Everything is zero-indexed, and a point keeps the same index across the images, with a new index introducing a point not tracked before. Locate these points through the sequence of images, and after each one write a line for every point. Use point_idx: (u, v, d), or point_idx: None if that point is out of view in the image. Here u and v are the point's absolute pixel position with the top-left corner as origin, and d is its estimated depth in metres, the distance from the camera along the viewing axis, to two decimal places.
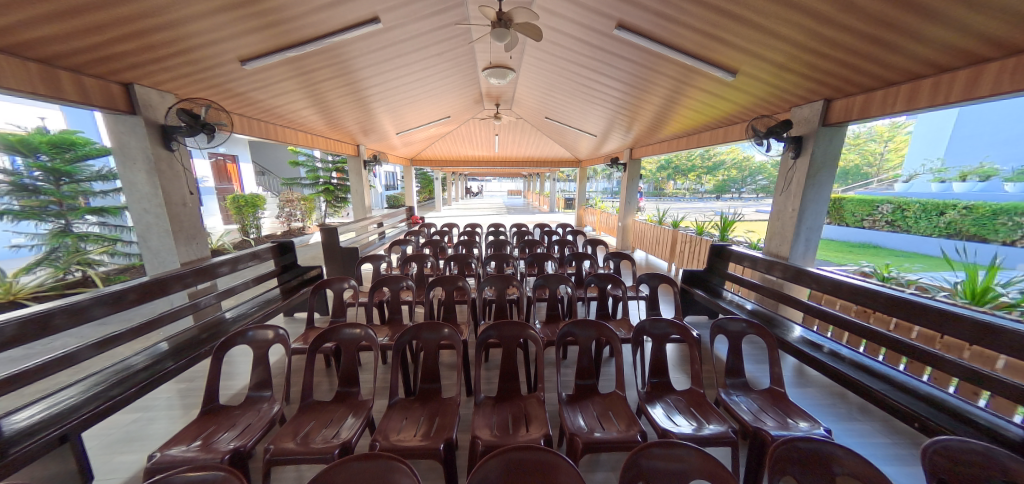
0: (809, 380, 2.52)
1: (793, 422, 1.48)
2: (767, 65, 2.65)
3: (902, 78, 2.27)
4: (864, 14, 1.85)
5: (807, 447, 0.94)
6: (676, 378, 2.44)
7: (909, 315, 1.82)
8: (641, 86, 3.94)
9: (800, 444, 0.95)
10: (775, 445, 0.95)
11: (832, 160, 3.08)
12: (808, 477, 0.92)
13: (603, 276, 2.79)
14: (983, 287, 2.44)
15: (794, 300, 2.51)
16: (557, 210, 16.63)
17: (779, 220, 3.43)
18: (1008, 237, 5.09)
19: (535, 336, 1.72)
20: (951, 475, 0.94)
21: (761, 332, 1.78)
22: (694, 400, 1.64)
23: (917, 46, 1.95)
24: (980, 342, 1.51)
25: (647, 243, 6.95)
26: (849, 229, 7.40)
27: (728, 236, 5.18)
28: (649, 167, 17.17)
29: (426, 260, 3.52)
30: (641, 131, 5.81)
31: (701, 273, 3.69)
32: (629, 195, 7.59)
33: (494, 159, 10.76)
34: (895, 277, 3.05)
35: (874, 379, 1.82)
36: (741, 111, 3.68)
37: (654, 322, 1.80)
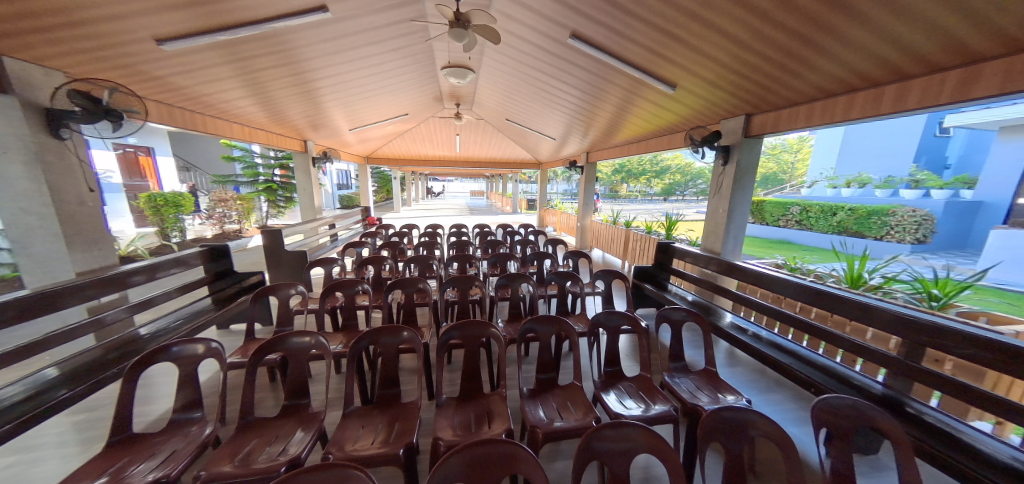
0: (738, 360, 2.86)
1: (724, 396, 1.69)
2: (701, 81, 2.96)
3: (804, 99, 2.68)
4: (775, 41, 2.15)
5: (731, 417, 1.07)
6: (628, 366, 2.63)
7: (812, 299, 2.16)
8: (595, 94, 4.18)
9: (725, 414, 1.07)
10: (706, 416, 1.07)
11: (753, 167, 3.52)
12: (733, 441, 1.05)
13: (563, 273, 2.90)
14: (858, 274, 2.94)
15: (726, 291, 2.83)
16: (519, 211, 16.91)
17: (713, 219, 3.83)
18: (879, 232, 6.55)
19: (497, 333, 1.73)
20: (833, 426, 1.15)
21: (699, 319, 1.99)
22: (643, 385, 1.77)
23: (816, 72, 2.30)
24: (853, 316, 1.89)
25: (603, 242, 7.34)
26: (769, 227, 8.44)
27: (673, 234, 5.67)
28: (605, 171, 18.12)
29: (384, 262, 3.39)
30: (597, 136, 6.13)
31: (651, 268, 4.00)
32: (586, 196, 7.97)
33: (456, 159, 10.63)
34: (799, 268, 3.59)
35: (785, 355, 2.11)
36: (681, 121, 4.07)
37: (608, 314, 1.92)
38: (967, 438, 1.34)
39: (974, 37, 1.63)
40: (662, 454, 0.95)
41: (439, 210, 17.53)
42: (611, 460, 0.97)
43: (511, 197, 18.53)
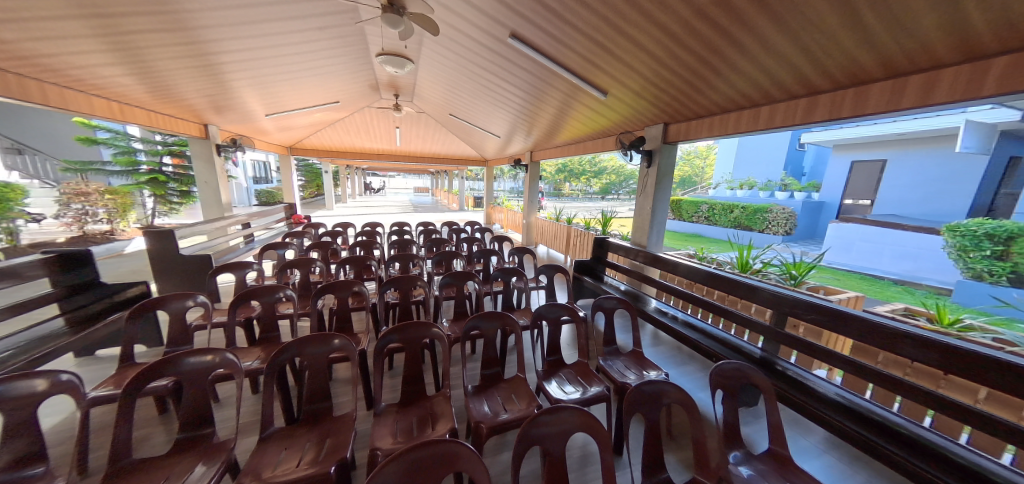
0: (659, 340, 3.24)
1: (648, 373, 1.90)
2: (628, 90, 3.25)
3: (708, 112, 3.13)
4: (685, 59, 2.46)
5: (649, 390, 1.18)
6: (567, 354, 2.81)
7: (718, 284, 2.57)
8: (536, 95, 4.31)
9: (644, 389, 1.18)
10: (630, 391, 1.17)
11: (672, 171, 4.00)
12: (652, 412, 1.18)
13: (508, 270, 2.94)
14: (747, 261, 3.53)
15: (652, 280, 3.18)
16: (466, 208, 16.70)
17: (640, 216, 4.25)
18: (762, 226, 8.05)
19: (439, 333, 1.70)
20: (726, 388, 1.34)
21: (628, 306, 2.20)
22: (581, 370, 1.90)
23: (717, 89, 2.69)
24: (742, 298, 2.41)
25: (547, 239, 7.65)
26: (686, 223, 9.67)
27: (609, 230, 6.15)
28: (549, 170, 18.79)
29: (313, 265, 3.07)
30: (539, 136, 6.32)
31: (589, 262, 4.31)
32: (531, 194, 8.19)
33: (396, 153, 10.05)
34: (707, 257, 4.20)
35: (695, 332, 2.48)
36: (614, 126, 4.41)
37: (549, 306, 2.00)
38: (811, 383, 1.81)
39: (817, 71, 2.11)
40: (592, 429, 1.04)
41: (379, 207, 16.40)
42: (546, 443, 1.02)
43: (457, 194, 18.21)
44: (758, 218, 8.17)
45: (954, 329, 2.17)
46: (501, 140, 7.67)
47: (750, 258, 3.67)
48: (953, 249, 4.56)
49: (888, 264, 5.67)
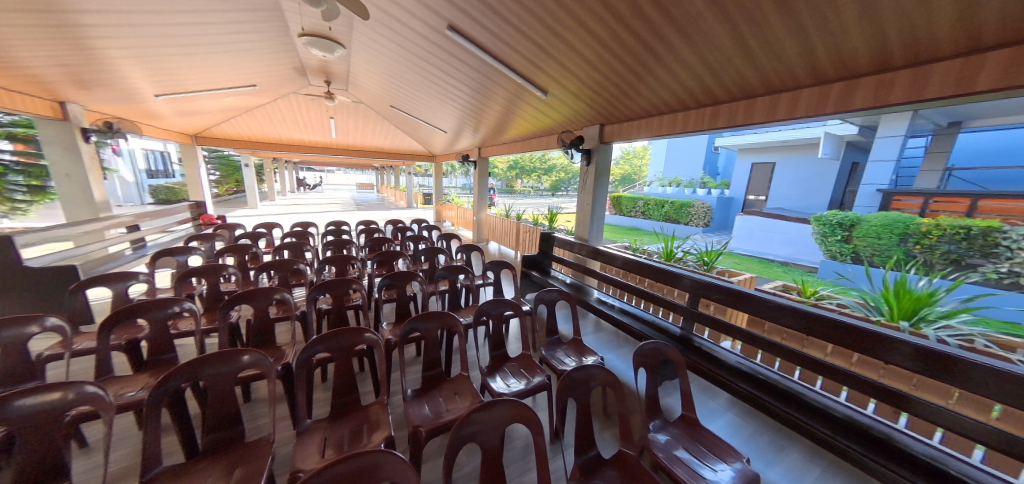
0: (599, 327, 3.46)
1: (586, 360, 2.02)
2: (566, 91, 3.39)
3: (637, 115, 3.44)
4: (615, 65, 2.64)
5: (579, 375, 1.24)
6: (513, 348, 2.86)
7: (649, 273, 2.82)
8: (481, 91, 4.27)
9: (575, 375, 1.24)
10: (561, 378, 1.22)
11: (609, 169, 4.28)
12: (583, 394, 1.26)
13: (453, 268, 2.88)
14: (670, 250, 3.97)
15: (594, 272, 3.38)
16: (415, 205, 15.95)
17: (582, 211, 4.49)
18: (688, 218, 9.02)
19: (372, 338, 1.57)
20: (648, 366, 1.48)
21: (568, 298, 2.30)
22: (524, 363, 1.94)
23: (643, 95, 2.95)
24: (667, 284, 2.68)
25: (498, 235, 7.69)
26: (624, 217, 10.48)
27: (556, 226, 6.39)
28: (500, 167, 18.81)
29: (226, 272, 2.67)
30: (487, 132, 6.27)
31: (536, 256, 4.42)
32: (481, 191, 8.12)
33: (332, 146, 9.19)
34: (640, 248, 4.61)
35: (630, 318, 2.71)
36: (557, 125, 4.57)
37: (492, 303, 1.99)
38: (719, 354, 2.11)
39: (719, 85, 2.45)
40: (522, 418, 1.07)
41: (314, 205, 14.87)
42: (479, 439, 1.02)
43: (405, 191, 17.32)
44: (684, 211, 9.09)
45: (812, 298, 2.72)
46: (448, 136, 7.44)
47: (674, 247, 4.11)
48: (818, 236, 5.62)
49: (777, 248, 6.77)
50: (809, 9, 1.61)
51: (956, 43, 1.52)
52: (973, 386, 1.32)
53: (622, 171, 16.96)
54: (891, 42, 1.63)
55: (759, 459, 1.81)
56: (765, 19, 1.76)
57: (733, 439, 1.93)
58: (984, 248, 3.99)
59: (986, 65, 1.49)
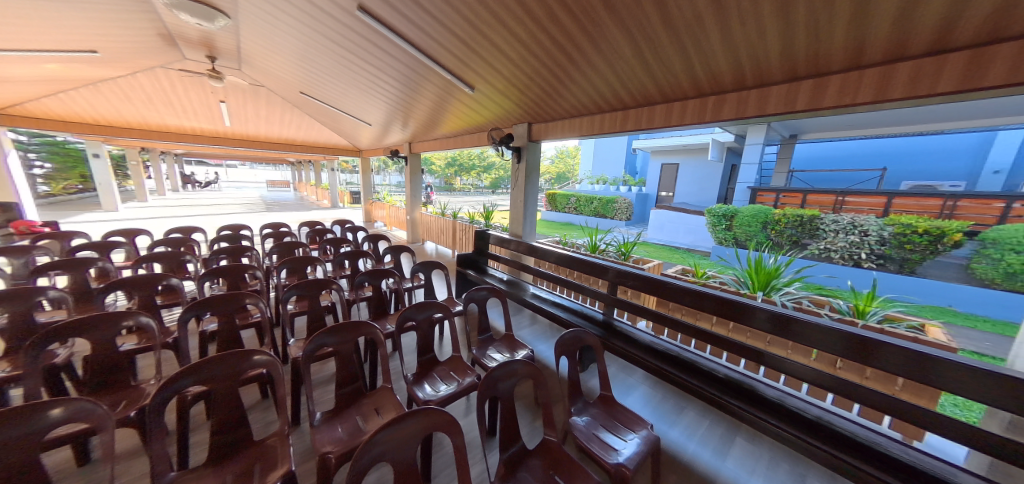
0: (534, 320, 3.57)
1: (516, 354, 2.06)
2: (493, 88, 3.36)
3: (561, 116, 3.63)
4: (536, 65, 2.72)
5: (500, 373, 1.22)
6: (443, 351, 2.77)
7: (578, 266, 2.99)
8: (407, 84, 4.00)
9: (497, 374, 1.21)
10: (483, 376, 1.18)
11: (538, 167, 4.41)
12: (505, 391, 1.24)
13: (377, 272, 2.63)
14: (594, 243, 4.30)
15: (530, 269, 3.45)
16: (341, 205, 14.39)
17: (515, 208, 4.57)
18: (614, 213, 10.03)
19: (265, 360, 1.32)
20: (568, 352, 1.55)
21: (499, 295, 2.30)
22: (454, 365, 1.89)
23: (566, 96, 3.11)
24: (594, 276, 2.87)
25: (434, 234, 7.39)
26: (558, 213, 11.07)
27: (492, 223, 6.40)
28: (438, 163, 17.97)
29: (49, 295, 2.02)
30: (418, 128, 5.93)
31: (471, 255, 4.36)
32: (413, 188, 7.67)
33: (226, 134, 7.71)
34: (570, 242, 4.89)
35: (561, 311, 2.82)
36: (487, 122, 4.54)
37: (418, 307, 1.86)
38: (635, 337, 2.32)
39: (626, 92, 2.72)
40: (438, 426, 1.02)
41: (207, 205, 12.34)
42: (388, 456, 0.94)
43: (328, 189, 15.49)
44: (610, 207, 10.09)
45: (703, 279, 3.22)
46: (374, 129, 6.83)
47: (599, 240, 4.45)
48: (709, 225, 6.60)
49: (682, 237, 7.84)
50: (688, 33, 1.88)
51: (784, 71, 1.95)
52: (805, 340, 1.70)
53: (556, 170, 17.81)
54: (745, 67, 2.01)
55: (664, 424, 2.06)
56: (656, 38, 2.00)
57: (644, 410, 2.18)
58: (810, 230, 5.35)
59: (801, 91, 1.96)
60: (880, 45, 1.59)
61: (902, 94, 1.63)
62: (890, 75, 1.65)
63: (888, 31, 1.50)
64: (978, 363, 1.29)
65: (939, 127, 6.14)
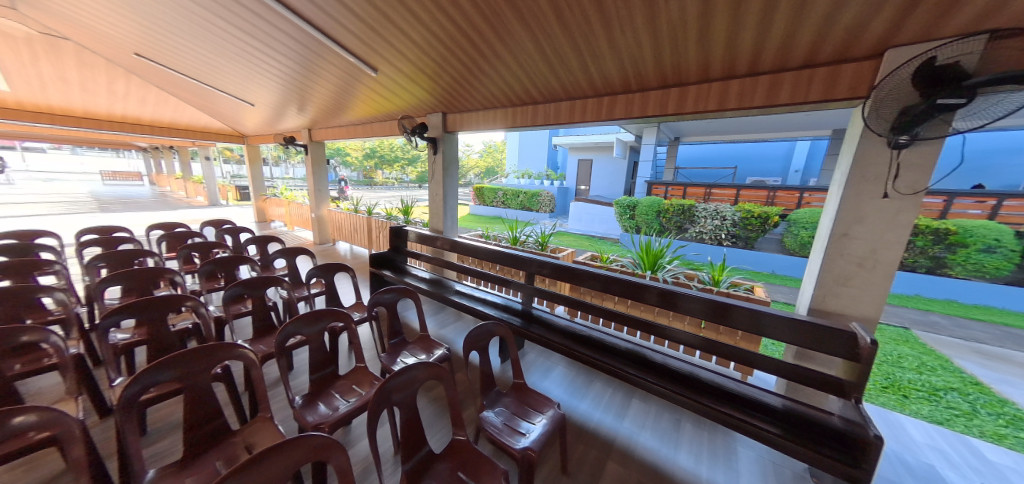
0: (456, 317, 3.49)
1: (426, 355, 1.97)
2: (399, 72, 3.07)
3: (474, 108, 3.56)
4: (443, 52, 2.58)
5: (396, 380, 1.12)
6: (343, 364, 2.50)
7: (499, 259, 3.01)
8: (302, 62, 3.35)
9: (393, 382, 1.11)
10: (379, 385, 1.08)
11: (455, 160, 4.27)
12: (404, 398, 1.15)
13: (259, 280, 2.18)
14: (515, 236, 4.41)
15: (453, 265, 3.32)
16: (223, 203, 11.69)
17: (434, 202, 4.35)
18: (538, 206, 10.42)
19: (38, 420, 0.98)
20: (477, 345, 1.53)
21: (411, 295, 2.15)
22: (358, 377, 1.72)
23: (478, 87, 3.05)
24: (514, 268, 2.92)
25: (347, 233, 6.59)
26: (487, 207, 11.07)
27: (412, 219, 5.99)
28: (354, 155, 15.49)
29: None
30: (317, 112, 5.11)
31: (387, 254, 4.01)
32: (317, 182, 6.62)
33: (12, 103, 5.43)
34: (492, 235, 4.91)
35: (485, 306, 2.79)
36: (398, 110, 4.19)
37: (307, 319, 1.61)
38: (555, 325, 2.42)
39: (534, 87, 2.81)
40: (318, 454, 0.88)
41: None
42: None
43: (203, 182, 12.42)
44: (535, 201, 10.42)
45: (609, 263, 3.58)
46: (260, 111, 5.63)
47: (519, 232, 4.57)
48: (617, 215, 7.43)
49: (596, 227, 8.64)
50: (581, 36, 2.03)
51: (657, 79, 2.26)
52: (682, 308, 2.02)
53: (484, 163, 17.74)
54: (628, 72, 2.27)
55: (576, 399, 2.23)
56: (554, 36, 2.09)
57: (559, 389, 2.33)
58: (689, 217, 6.43)
59: (670, 97, 2.31)
60: (720, 64, 1.96)
61: (735, 105, 2.07)
62: (727, 89, 2.07)
63: (724, 52, 1.85)
64: (782, 313, 1.72)
65: (767, 136, 8.06)
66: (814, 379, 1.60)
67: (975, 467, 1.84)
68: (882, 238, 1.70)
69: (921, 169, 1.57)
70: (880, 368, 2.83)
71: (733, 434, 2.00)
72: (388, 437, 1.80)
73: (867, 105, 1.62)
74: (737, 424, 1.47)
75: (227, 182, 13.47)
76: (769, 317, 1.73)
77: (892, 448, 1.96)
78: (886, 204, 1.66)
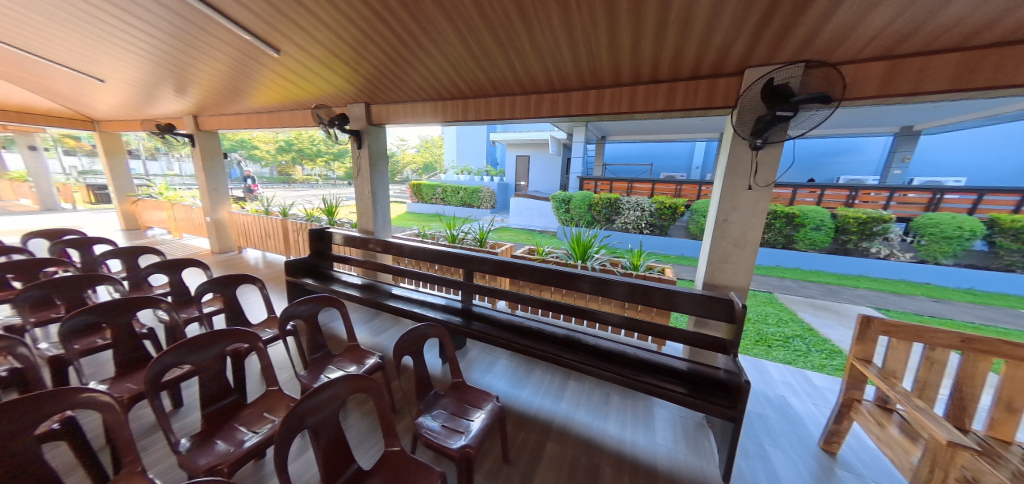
0: (391, 322, 3.29)
1: (351, 367, 1.82)
2: (309, 56, 2.73)
3: (401, 100, 3.36)
4: (360, 38, 2.36)
5: (311, 401, 1.03)
6: (251, 389, 2.18)
7: (434, 258, 2.92)
8: (179, 36, 2.74)
9: (307, 403, 1.02)
10: (289, 410, 0.97)
11: (383, 154, 3.98)
12: (322, 418, 1.07)
13: (119, 303, 1.74)
14: (453, 233, 4.32)
15: (387, 268, 3.11)
16: (75, 208, 9.07)
17: (361, 201, 4.00)
18: (479, 202, 10.36)
19: None
20: (409, 349, 1.46)
21: (336, 304, 1.95)
22: (271, 403, 1.52)
23: (403, 78, 2.88)
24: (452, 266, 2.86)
25: (256, 239, 5.68)
26: (425, 205, 10.62)
27: (337, 220, 5.43)
28: (264, 147, 13.36)
29: None
30: (206, 97, 4.25)
31: (308, 260, 3.58)
32: (212, 179, 5.56)
33: None
34: (429, 234, 4.73)
35: (423, 308, 2.67)
36: (313, 98, 3.73)
37: (192, 345, 1.34)
38: (496, 320, 2.44)
39: (463, 81, 2.76)
40: None
41: None
42: None
43: (37, 181, 9.43)
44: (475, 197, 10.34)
45: (544, 255, 3.75)
46: (118, 90, 4.45)
47: (457, 229, 4.49)
48: (554, 209, 7.80)
49: (535, 221, 8.95)
50: (504, 34, 2.05)
51: (577, 80, 2.42)
52: (607, 293, 2.23)
53: (421, 159, 16.92)
54: (551, 72, 2.38)
55: (517, 389, 2.30)
56: (478, 31, 2.08)
57: (501, 381, 2.38)
58: (616, 209, 7.07)
59: (590, 98, 2.50)
60: (629, 71, 2.19)
61: (642, 108, 2.33)
62: (636, 94, 2.33)
63: (630, 61, 2.07)
64: (684, 289, 2.02)
65: (675, 136, 9.25)
66: (706, 342, 1.92)
67: (809, 392, 2.44)
68: (751, 223, 2.09)
69: (772, 167, 1.97)
70: (755, 326, 3.51)
71: (649, 398, 2.30)
72: (310, 462, 1.64)
73: (735, 115, 1.99)
74: (652, 389, 1.68)
75: (73, 179, 10.16)
76: (672, 294, 2.02)
77: (759, 387, 2.46)
78: (751, 195, 2.06)
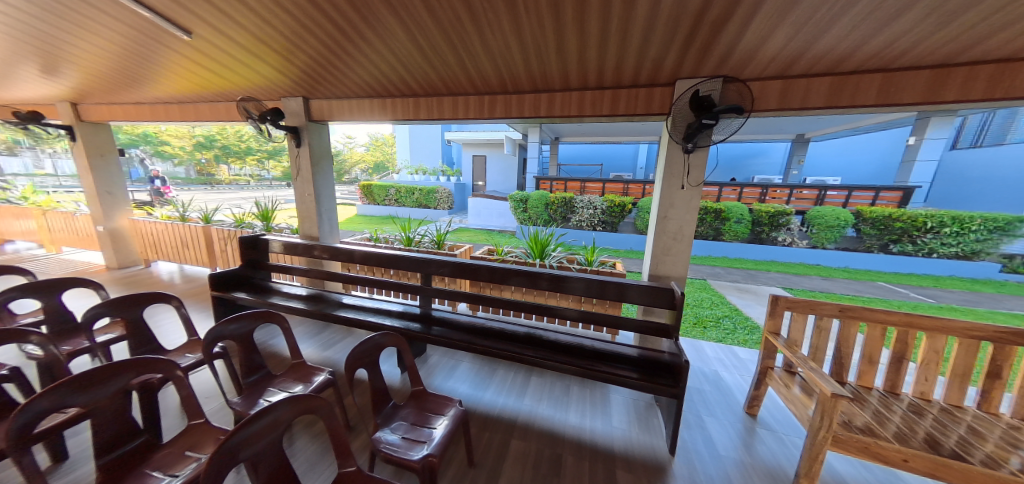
0: (341, 334, 3.07)
1: (293, 388, 1.66)
2: (232, 43, 2.43)
3: (345, 95, 3.16)
4: (294, 28, 2.17)
5: (248, 431, 0.93)
6: (167, 425, 1.89)
7: (388, 262, 2.80)
8: (52, 9, 2.24)
9: (242, 433, 0.92)
10: (220, 443, 0.86)
11: (327, 153, 3.70)
12: (260, 447, 0.96)
13: None
14: (408, 235, 4.17)
15: (335, 275, 2.89)
16: None
17: (303, 204, 3.68)
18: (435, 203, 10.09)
19: None
20: (362, 361, 1.37)
21: (274, 319, 1.77)
22: (194, 439, 1.35)
23: (347, 73, 2.71)
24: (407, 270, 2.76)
25: (171, 250, 4.92)
26: (377, 206, 10.07)
27: (274, 225, 4.91)
28: (177, 143, 11.46)
29: None
30: (95, 83, 3.57)
31: (240, 271, 3.20)
32: (107, 181, 4.69)
33: None
34: (382, 237, 4.50)
35: (378, 316, 2.52)
36: (239, 90, 3.33)
37: (77, 385, 1.11)
38: (456, 323, 2.39)
39: (413, 79, 2.67)
40: None
41: None
42: None
43: None
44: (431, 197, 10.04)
45: (502, 254, 3.78)
46: None
47: (412, 232, 4.34)
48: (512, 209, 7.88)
49: (494, 220, 8.97)
50: (455, 34, 2.04)
51: (528, 83, 2.49)
52: (563, 288, 2.32)
53: (371, 158, 15.98)
54: (503, 74, 2.41)
55: (480, 391, 2.29)
56: (427, 29, 2.03)
57: (463, 385, 2.35)
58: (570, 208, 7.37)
59: (541, 101, 2.59)
60: (576, 77, 2.32)
61: (590, 112, 2.48)
62: (583, 98, 2.46)
63: (577, 67, 2.18)
64: (632, 281, 2.17)
65: (621, 139, 9.89)
66: (651, 328, 2.10)
67: (735, 364, 2.79)
68: (686, 218, 2.33)
69: (700, 168, 2.22)
70: (693, 310, 3.90)
71: (604, 385, 2.44)
72: None
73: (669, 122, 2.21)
74: (607, 377, 1.78)
75: None
76: (621, 286, 2.17)
77: (697, 365, 2.75)
78: (684, 193, 2.28)
